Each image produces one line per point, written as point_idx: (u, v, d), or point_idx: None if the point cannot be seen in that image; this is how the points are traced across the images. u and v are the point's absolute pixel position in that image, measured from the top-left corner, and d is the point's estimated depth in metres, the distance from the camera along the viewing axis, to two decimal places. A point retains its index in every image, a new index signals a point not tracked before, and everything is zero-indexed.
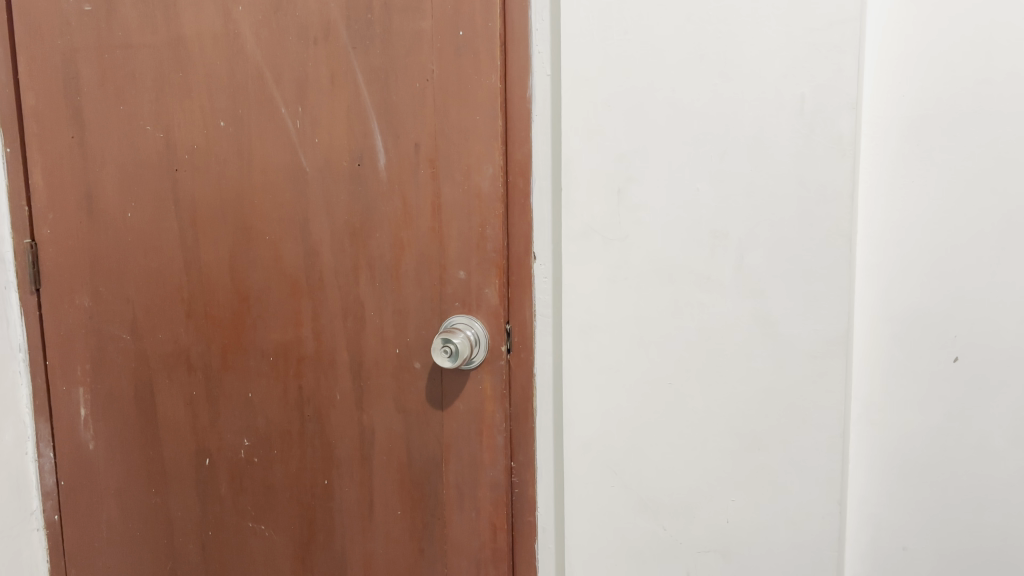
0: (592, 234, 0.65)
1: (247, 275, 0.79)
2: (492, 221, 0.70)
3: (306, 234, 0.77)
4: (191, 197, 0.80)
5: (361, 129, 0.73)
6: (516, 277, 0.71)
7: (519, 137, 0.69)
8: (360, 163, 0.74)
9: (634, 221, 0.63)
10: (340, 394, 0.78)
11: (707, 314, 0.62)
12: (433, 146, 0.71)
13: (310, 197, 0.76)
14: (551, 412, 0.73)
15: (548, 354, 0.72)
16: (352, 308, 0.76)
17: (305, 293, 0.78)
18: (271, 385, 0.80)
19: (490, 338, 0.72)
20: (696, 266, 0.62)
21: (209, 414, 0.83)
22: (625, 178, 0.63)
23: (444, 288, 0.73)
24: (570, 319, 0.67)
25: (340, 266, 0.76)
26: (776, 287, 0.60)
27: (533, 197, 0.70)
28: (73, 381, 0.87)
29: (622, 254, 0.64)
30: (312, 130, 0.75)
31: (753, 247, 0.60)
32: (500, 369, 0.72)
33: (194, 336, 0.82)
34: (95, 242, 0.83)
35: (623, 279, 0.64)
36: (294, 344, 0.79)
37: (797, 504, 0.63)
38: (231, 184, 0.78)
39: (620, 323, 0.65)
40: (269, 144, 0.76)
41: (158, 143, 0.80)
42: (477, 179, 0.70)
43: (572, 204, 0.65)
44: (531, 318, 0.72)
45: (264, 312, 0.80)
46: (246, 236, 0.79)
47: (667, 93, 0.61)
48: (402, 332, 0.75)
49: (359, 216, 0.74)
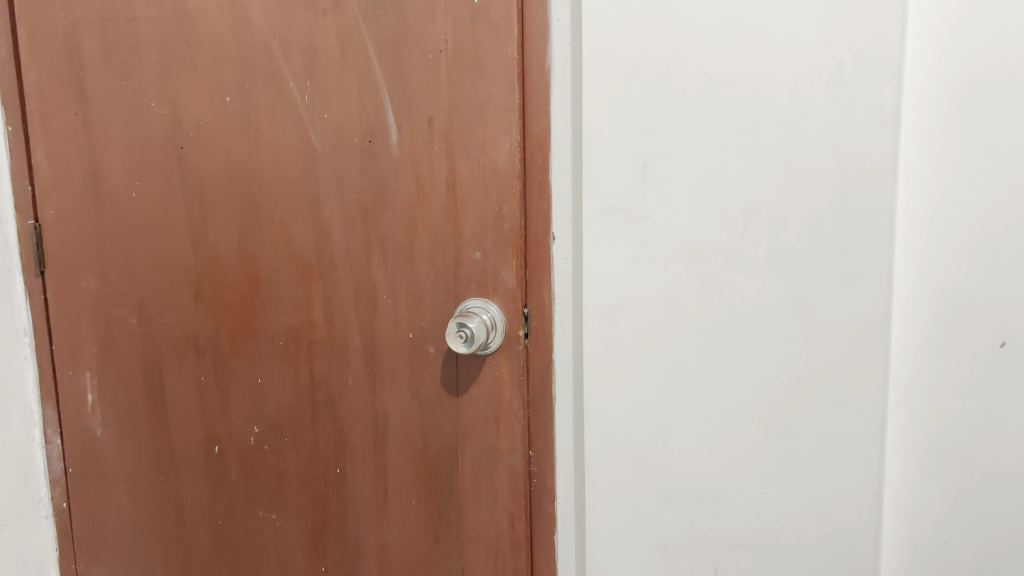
0: (615, 212, 0.61)
1: (256, 256, 0.77)
2: (509, 200, 0.67)
3: (316, 213, 0.74)
4: (198, 175, 0.77)
5: (372, 103, 0.70)
6: (535, 257, 0.68)
7: (539, 110, 0.66)
8: (371, 139, 0.70)
9: (660, 198, 0.60)
10: (352, 378, 0.75)
11: (738, 297, 0.59)
12: (447, 120, 0.67)
13: (321, 175, 0.73)
14: (572, 398, 0.69)
15: (569, 337, 0.68)
16: (365, 291, 0.74)
17: (316, 274, 0.75)
18: (282, 369, 0.78)
19: (507, 320, 0.69)
20: (725, 245, 0.59)
21: (219, 399, 0.81)
22: (650, 152, 0.59)
23: (460, 270, 0.70)
24: (591, 301, 0.64)
25: (352, 246, 0.73)
26: (811, 266, 0.57)
27: (553, 173, 0.67)
28: (80, 365, 0.85)
29: (647, 233, 0.60)
30: (322, 105, 0.72)
31: (786, 224, 0.57)
32: (517, 354, 0.69)
33: (203, 320, 0.80)
34: (102, 222, 0.81)
35: (647, 260, 0.61)
36: (305, 328, 0.76)
37: (831, 496, 0.59)
38: (239, 162, 0.75)
39: (645, 305, 0.62)
40: (278, 120, 0.73)
41: (164, 120, 0.77)
42: (494, 155, 0.66)
43: (593, 180, 0.62)
44: (551, 301, 0.68)
45: (275, 294, 0.77)
46: (255, 216, 0.76)
47: (695, 61, 0.57)
48: (416, 316, 0.72)
49: (370, 194, 0.71)
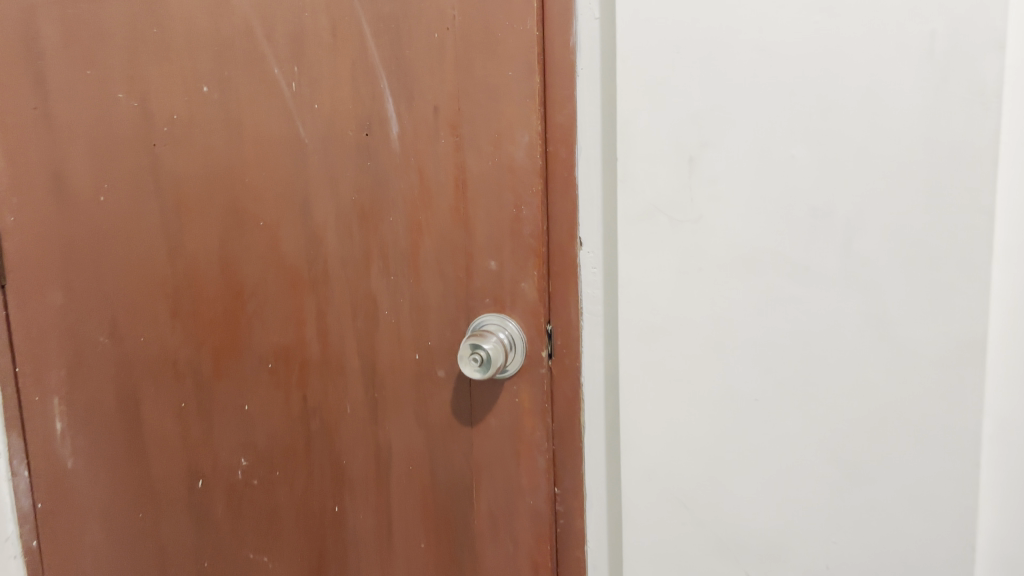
0: (656, 214, 0.52)
1: (240, 266, 0.68)
2: (529, 200, 0.57)
3: (307, 217, 0.65)
4: (174, 175, 0.68)
5: (369, 91, 0.60)
6: (559, 266, 0.59)
7: (562, 96, 0.56)
8: (368, 132, 0.61)
9: (710, 197, 0.50)
10: (350, 405, 0.66)
11: (805, 314, 0.50)
12: (455, 109, 0.58)
13: (311, 173, 0.64)
14: (604, 430, 0.60)
15: (599, 361, 0.59)
16: (363, 305, 0.64)
17: (307, 286, 0.66)
18: (272, 394, 0.69)
19: (528, 340, 0.60)
20: (789, 252, 0.49)
21: (202, 427, 0.72)
22: (698, 143, 0.50)
23: (471, 282, 0.60)
24: (629, 320, 0.54)
25: (348, 255, 0.64)
26: (895, 278, 0.47)
27: (579, 168, 0.57)
28: (47, 389, 0.76)
29: (696, 239, 0.51)
30: (311, 93, 0.62)
31: (864, 228, 0.47)
32: (540, 379, 0.60)
33: (182, 338, 0.71)
34: (67, 229, 0.72)
35: (696, 270, 0.52)
36: (296, 347, 0.67)
37: (918, 549, 0.50)
38: (220, 159, 0.66)
39: (692, 324, 0.52)
40: (262, 111, 0.64)
41: (133, 114, 0.68)
42: (510, 149, 0.57)
43: (629, 177, 0.52)
44: (578, 318, 0.59)
45: (261, 308, 0.68)
46: (237, 221, 0.67)
47: (752, 35, 0.48)
48: (423, 334, 0.63)
49: (367, 195, 0.62)
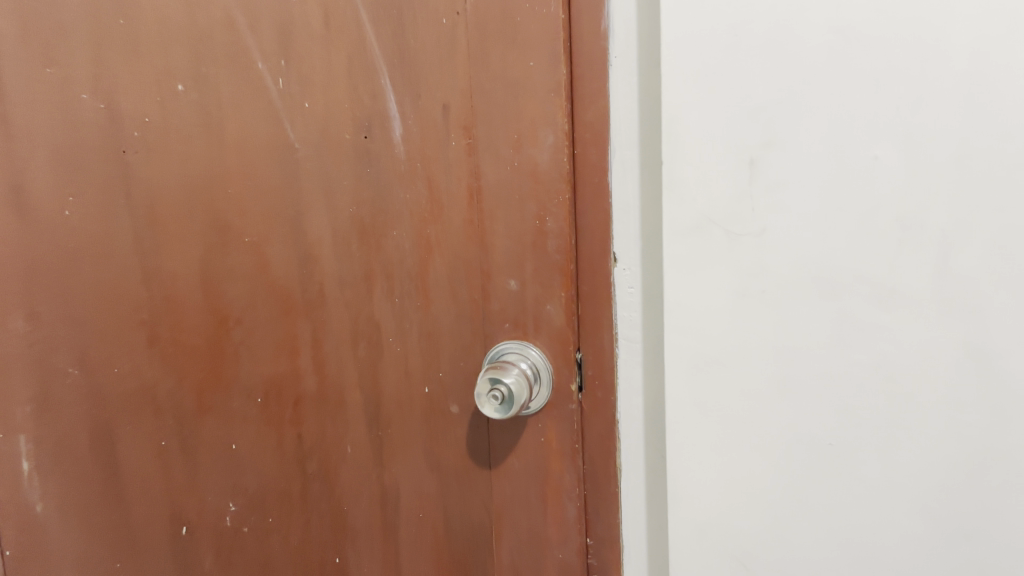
0: (709, 227, 0.44)
1: (222, 289, 0.59)
2: (554, 211, 0.50)
3: (300, 232, 0.57)
4: (148, 187, 0.59)
5: (368, 88, 0.53)
6: (590, 287, 0.51)
7: (593, 89, 0.49)
8: (368, 135, 0.54)
9: (775, 207, 0.43)
10: (351, 445, 0.59)
11: (889, 344, 0.42)
12: (468, 107, 0.51)
13: (304, 184, 0.56)
14: (644, 473, 0.53)
15: (637, 395, 0.52)
16: (365, 332, 0.57)
17: (301, 312, 0.58)
18: (263, 433, 0.61)
19: (555, 371, 0.52)
20: (870, 271, 0.42)
21: (185, 469, 0.64)
22: (761, 144, 0.43)
23: (488, 305, 0.53)
24: (676, 349, 0.47)
25: (346, 275, 0.56)
26: (1002, 303, 0.40)
27: (613, 173, 0.49)
28: (9, 425, 0.64)
29: (760, 256, 0.44)
30: (302, 91, 0.55)
31: (962, 241, 0.40)
32: (570, 415, 0.52)
33: (162, 369, 0.62)
34: (32, 246, 0.61)
35: (757, 292, 0.44)
36: (290, 379, 0.59)
37: None
38: (200, 169, 0.58)
39: (752, 355, 0.45)
40: (246, 112, 0.56)
41: (100, 118, 0.58)
42: (533, 151, 0.50)
43: (677, 184, 0.45)
44: (612, 344, 0.51)
45: (250, 336, 0.60)
46: (221, 238, 0.59)
47: (828, 10, 0.40)
48: (433, 365, 0.55)
49: (369, 207, 0.55)
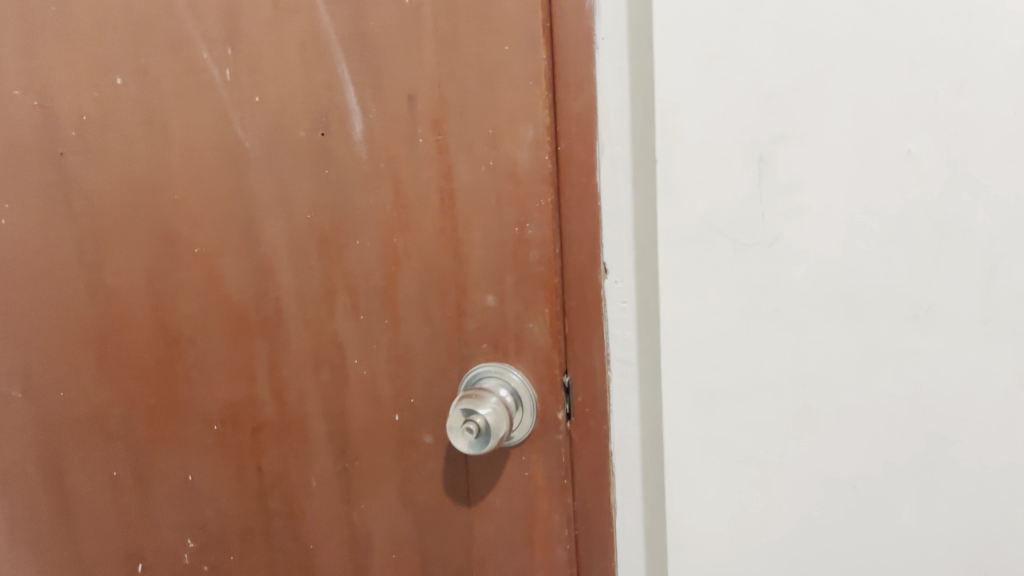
0: (713, 236, 0.38)
1: (174, 307, 0.53)
2: (535, 216, 0.44)
3: (253, 244, 0.50)
4: (89, 192, 0.53)
5: (325, 79, 0.46)
6: (580, 301, 0.45)
7: (578, 76, 0.42)
8: (325, 132, 0.47)
9: (791, 212, 0.37)
10: (316, 479, 0.53)
11: (929, 370, 0.37)
12: (437, 99, 0.44)
13: (257, 187, 0.49)
14: (641, 508, 0.47)
15: (633, 423, 0.46)
16: (328, 354, 0.50)
17: (256, 331, 0.52)
18: (221, 464, 0.55)
19: (539, 398, 0.46)
20: (905, 288, 0.36)
21: (140, 501, 0.57)
22: (772, 138, 0.36)
23: (465, 323, 0.47)
24: (676, 380, 0.40)
25: (306, 291, 0.50)
26: None
27: (602, 173, 0.43)
28: None
29: (773, 270, 0.38)
30: (250, 83, 0.48)
31: (1012, 254, 0.35)
32: (557, 447, 0.47)
33: (111, 394, 0.56)
34: None
35: (770, 311, 0.38)
36: (248, 407, 0.53)
37: None
38: (143, 171, 0.51)
39: (766, 384, 0.39)
40: (193, 109, 0.49)
41: (34, 117, 0.52)
42: (510, 149, 0.44)
43: (674, 185, 0.38)
44: (605, 365, 0.46)
45: (203, 359, 0.53)
46: (169, 248, 0.52)
47: None
48: (405, 390, 0.49)
49: (329, 215, 0.48)
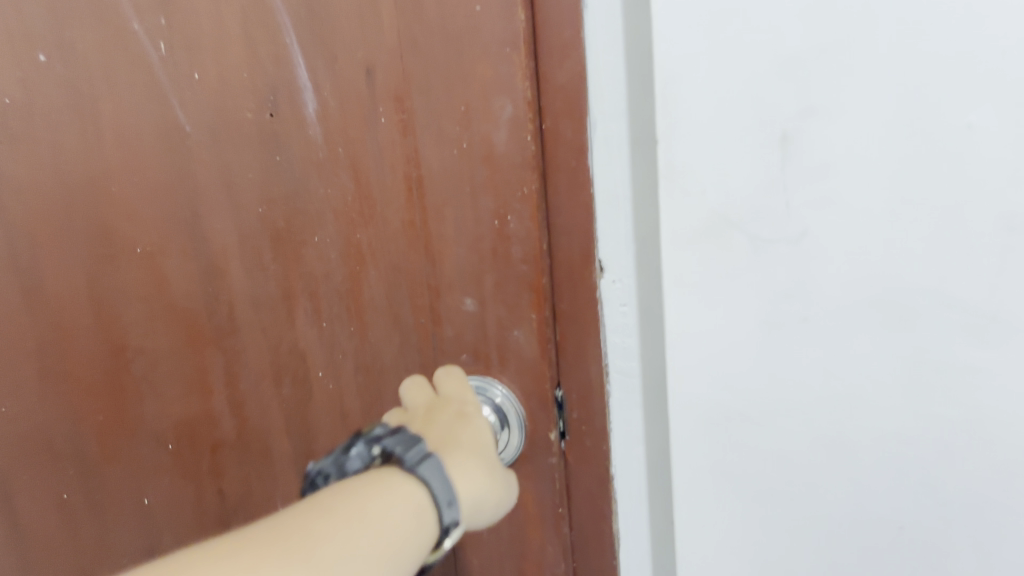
0: (727, 230, 0.33)
1: (117, 313, 0.46)
2: (517, 207, 0.38)
3: (199, 242, 0.44)
4: (16, 184, 0.44)
5: (270, 52, 0.40)
6: (570, 304, 0.39)
7: (563, 40, 0.35)
8: (274, 113, 0.41)
9: (821, 200, 0.31)
10: (283, 501, 0.48)
11: (996, 396, 0.30)
12: (399, 72, 0.38)
13: (201, 178, 0.43)
14: (646, 535, 0.42)
15: (637, 444, 0.40)
16: (289, 367, 0.45)
17: (209, 340, 0.46)
18: (179, 486, 0.49)
19: (528, 416, 0.41)
20: (965, 296, 0.29)
21: (95, 526, 0.51)
22: (797, 111, 0.30)
23: (441, 330, 0.42)
24: (686, 396, 0.36)
25: (261, 296, 0.44)
26: None
27: (595, 154, 0.36)
28: None
29: (798, 270, 0.32)
30: (187, 58, 0.41)
31: None
32: (549, 471, 0.41)
33: (56, 410, 0.49)
34: None
35: (797, 319, 0.33)
36: (205, 423, 0.47)
37: None
38: (74, 159, 0.44)
39: (796, 404, 0.34)
40: (122, 90, 0.42)
41: None
42: (486, 129, 0.37)
43: (678, 169, 0.33)
44: (602, 377, 0.39)
45: (153, 371, 0.47)
46: (107, 247, 0.45)
47: None
48: (376, 405, 0.45)
49: (282, 208, 0.42)
